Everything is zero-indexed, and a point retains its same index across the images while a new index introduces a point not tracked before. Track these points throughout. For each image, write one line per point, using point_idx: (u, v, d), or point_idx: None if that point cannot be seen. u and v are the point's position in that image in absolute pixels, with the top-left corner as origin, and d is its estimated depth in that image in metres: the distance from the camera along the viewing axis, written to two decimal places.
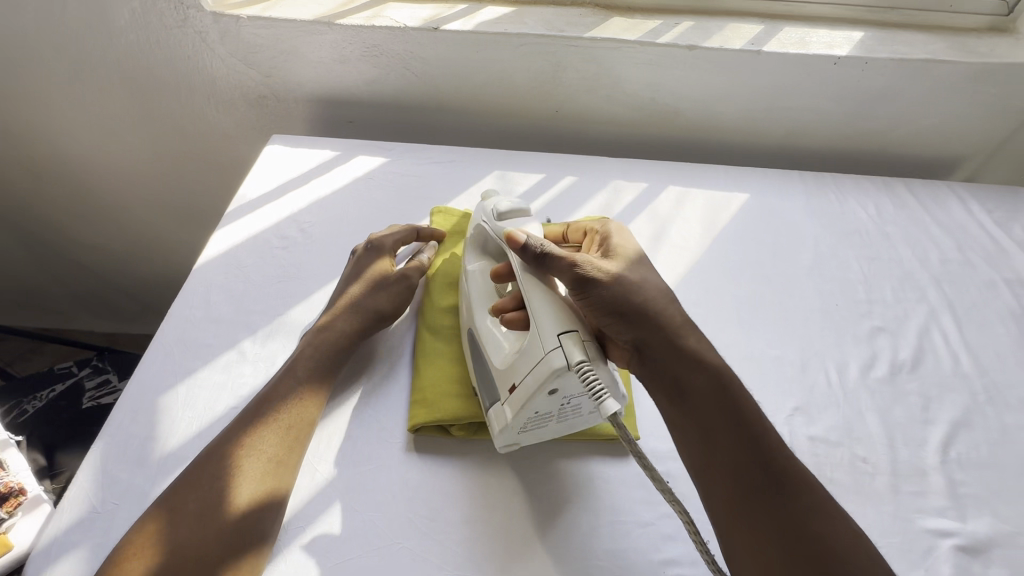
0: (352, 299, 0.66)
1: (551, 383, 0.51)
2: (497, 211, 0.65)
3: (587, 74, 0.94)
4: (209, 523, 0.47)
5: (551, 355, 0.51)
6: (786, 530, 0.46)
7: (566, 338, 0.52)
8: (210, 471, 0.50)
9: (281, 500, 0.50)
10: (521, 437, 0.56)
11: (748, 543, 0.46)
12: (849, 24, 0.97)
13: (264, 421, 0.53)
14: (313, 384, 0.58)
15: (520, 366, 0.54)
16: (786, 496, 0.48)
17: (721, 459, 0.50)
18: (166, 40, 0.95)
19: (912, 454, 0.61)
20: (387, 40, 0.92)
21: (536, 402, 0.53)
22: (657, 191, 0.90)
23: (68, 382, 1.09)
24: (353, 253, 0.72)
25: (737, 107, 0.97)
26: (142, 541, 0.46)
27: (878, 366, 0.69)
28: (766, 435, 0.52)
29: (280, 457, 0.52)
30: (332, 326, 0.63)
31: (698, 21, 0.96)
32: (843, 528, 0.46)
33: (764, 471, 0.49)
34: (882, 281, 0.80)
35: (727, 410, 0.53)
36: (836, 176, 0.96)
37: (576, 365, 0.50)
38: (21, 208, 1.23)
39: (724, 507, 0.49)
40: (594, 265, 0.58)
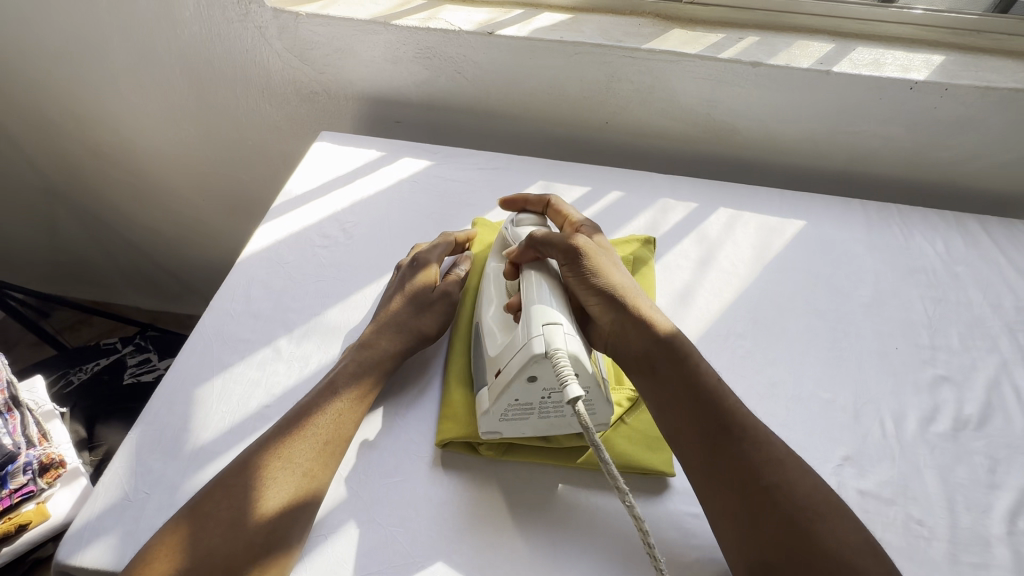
0: (395, 315, 0.65)
1: (529, 368, 0.53)
2: (517, 222, 0.69)
3: (642, 87, 0.91)
4: (240, 534, 0.47)
5: (532, 342, 0.53)
6: (753, 494, 0.48)
7: (549, 327, 0.54)
8: (244, 480, 0.49)
9: (311, 512, 0.50)
10: (502, 426, 0.56)
11: (722, 512, 0.49)
12: (929, 46, 0.91)
13: (302, 435, 0.53)
14: (353, 401, 0.57)
15: (507, 351, 0.56)
16: (749, 458, 0.49)
17: (687, 428, 0.53)
18: (228, 34, 0.98)
19: (974, 520, 0.56)
20: (441, 43, 0.92)
21: (516, 387, 0.54)
22: (707, 213, 0.86)
23: (112, 357, 1.13)
24: (397, 265, 0.72)
25: (798, 129, 0.93)
26: (170, 546, 0.45)
27: (940, 420, 0.64)
28: (723, 397, 0.54)
29: (314, 472, 0.52)
30: (376, 344, 0.62)
31: (763, 36, 0.92)
32: (805, 484, 0.48)
33: (725, 435, 0.51)
34: (947, 326, 0.74)
35: (685, 377, 0.55)
36: (902, 208, 0.90)
37: (553, 352, 0.52)
38: (82, 185, 1.29)
39: (698, 476, 0.51)
40: (588, 251, 0.61)
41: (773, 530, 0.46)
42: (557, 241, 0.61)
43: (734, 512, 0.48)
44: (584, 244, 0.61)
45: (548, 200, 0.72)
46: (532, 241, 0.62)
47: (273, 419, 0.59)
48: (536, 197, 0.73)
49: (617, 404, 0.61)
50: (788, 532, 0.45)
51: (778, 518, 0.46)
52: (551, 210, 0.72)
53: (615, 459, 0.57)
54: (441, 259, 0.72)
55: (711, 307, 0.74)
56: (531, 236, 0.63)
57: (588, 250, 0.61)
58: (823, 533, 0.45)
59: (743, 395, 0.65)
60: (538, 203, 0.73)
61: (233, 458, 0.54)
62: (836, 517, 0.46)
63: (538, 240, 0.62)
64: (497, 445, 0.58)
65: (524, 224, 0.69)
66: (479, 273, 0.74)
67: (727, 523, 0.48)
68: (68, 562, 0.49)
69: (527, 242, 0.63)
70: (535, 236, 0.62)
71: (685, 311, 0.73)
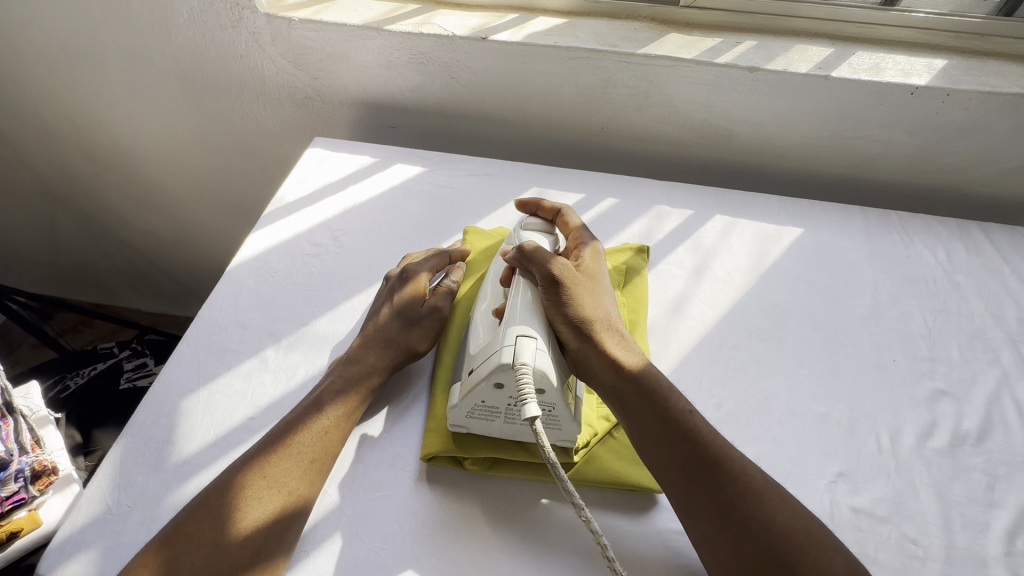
0: (384, 329, 0.64)
1: (495, 375, 0.53)
2: (524, 223, 0.67)
3: (638, 92, 0.90)
4: (223, 555, 0.46)
5: (503, 350, 0.53)
6: (731, 521, 0.48)
7: (522, 340, 0.53)
8: (227, 500, 0.49)
9: (294, 533, 0.50)
10: (466, 422, 0.56)
11: (702, 538, 0.48)
12: (931, 50, 0.89)
13: (287, 453, 0.52)
14: (340, 419, 0.56)
15: (481, 354, 0.56)
16: (727, 485, 0.49)
17: (660, 457, 0.52)
18: (221, 39, 0.97)
19: (971, 540, 0.55)
20: (434, 48, 0.91)
21: (481, 391, 0.54)
22: (703, 220, 0.85)
23: (108, 362, 1.14)
24: (388, 276, 0.71)
25: (797, 135, 0.91)
26: (149, 568, 0.45)
27: (938, 436, 0.63)
28: (699, 425, 0.53)
29: (299, 491, 0.51)
30: (363, 360, 0.61)
31: (761, 40, 0.90)
32: (783, 509, 0.48)
33: (701, 464, 0.51)
34: (947, 337, 0.73)
35: (659, 407, 0.54)
36: (903, 215, 0.88)
37: (519, 365, 0.51)
38: (80, 189, 1.29)
39: (676, 502, 0.51)
40: (568, 274, 0.59)
41: (751, 557, 0.46)
42: (541, 261, 0.60)
43: (713, 538, 0.48)
44: (564, 267, 0.60)
45: (560, 210, 0.71)
46: (522, 252, 0.61)
47: (257, 431, 0.59)
48: (548, 202, 0.72)
49: (603, 419, 0.60)
50: (771, 560, 0.45)
51: (756, 545, 0.46)
52: (560, 218, 0.70)
53: (601, 474, 0.57)
54: (433, 270, 0.71)
55: (705, 317, 0.73)
56: (522, 246, 0.61)
57: (567, 273, 0.59)
58: (800, 560, 0.45)
59: (735, 408, 0.64)
60: (549, 211, 0.71)
61: (214, 477, 0.53)
62: (813, 542, 0.46)
63: (526, 255, 0.61)
64: (482, 460, 0.58)
65: (528, 229, 0.67)
66: (471, 285, 0.73)
67: (709, 549, 0.48)
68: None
69: (517, 255, 0.61)
70: (525, 250, 0.61)
71: (678, 320, 0.72)
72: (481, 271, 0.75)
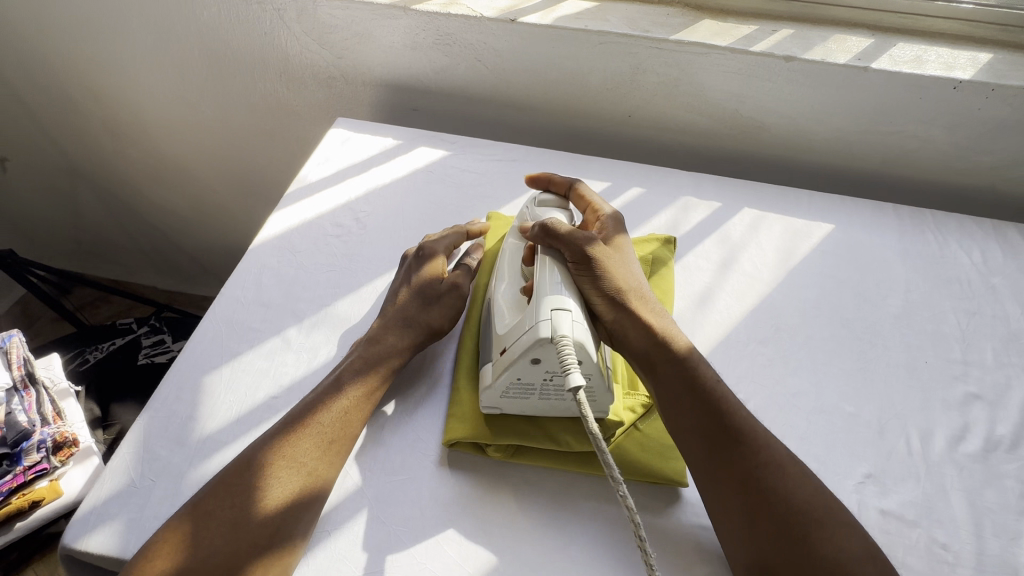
0: (401, 308, 0.63)
1: (533, 351, 0.52)
2: (536, 198, 0.67)
3: (667, 80, 0.88)
4: (241, 534, 0.46)
5: (539, 325, 0.52)
6: (752, 494, 0.47)
7: (557, 313, 0.52)
8: (247, 479, 0.48)
9: (314, 511, 0.50)
10: (501, 402, 0.57)
11: (719, 508, 0.48)
12: (976, 43, 0.86)
13: (306, 432, 0.52)
14: (359, 399, 0.56)
15: (515, 331, 0.55)
16: (752, 457, 0.49)
17: (686, 425, 0.52)
18: (246, 15, 0.96)
19: (1002, 548, 0.53)
20: (461, 29, 0.89)
21: (518, 367, 0.53)
22: (731, 213, 0.83)
23: (127, 338, 1.15)
24: (403, 254, 0.70)
25: (831, 128, 0.89)
26: (172, 544, 0.45)
27: (970, 440, 0.61)
28: (726, 396, 0.52)
29: (317, 472, 0.50)
30: (383, 341, 0.60)
31: (798, 29, 0.88)
32: (807, 486, 0.47)
33: (726, 433, 0.50)
34: (982, 340, 0.71)
35: (687, 377, 0.53)
36: (937, 214, 0.85)
37: (558, 339, 0.50)
38: (101, 163, 1.30)
39: (698, 471, 0.50)
40: (596, 248, 0.59)
41: (771, 530, 0.45)
42: (568, 236, 0.59)
43: (733, 507, 0.48)
44: (590, 239, 0.59)
45: (572, 184, 0.69)
46: (544, 230, 0.60)
47: (279, 410, 0.58)
48: (561, 178, 0.71)
49: (629, 410, 0.59)
50: (787, 535, 0.45)
51: (777, 517, 0.46)
52: (574, 193, 0.69)
53: (625, 467, 0.56)
54: (448, 249, 0.70)
55: (731, 311, 0.71)
56: (541, 223, 0.60)
57: (595, 246, 0.59)
58: (820, 539, 0.44)
59: (761, 405, 0.63)
60: (562, 184, 0.70)
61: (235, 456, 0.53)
62: (837, 523, 0.46)
63: (548, 232, 0.59)
64: (505, 447, 0.57)
65: (542, 206, 0.66)
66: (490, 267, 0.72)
67: (727, 517, 0.48)
68: (73, 546, 0.49)
69: (539, 232, 0.60)
70: (547, 227, 0.60)
71: (703, 315, 0.71)
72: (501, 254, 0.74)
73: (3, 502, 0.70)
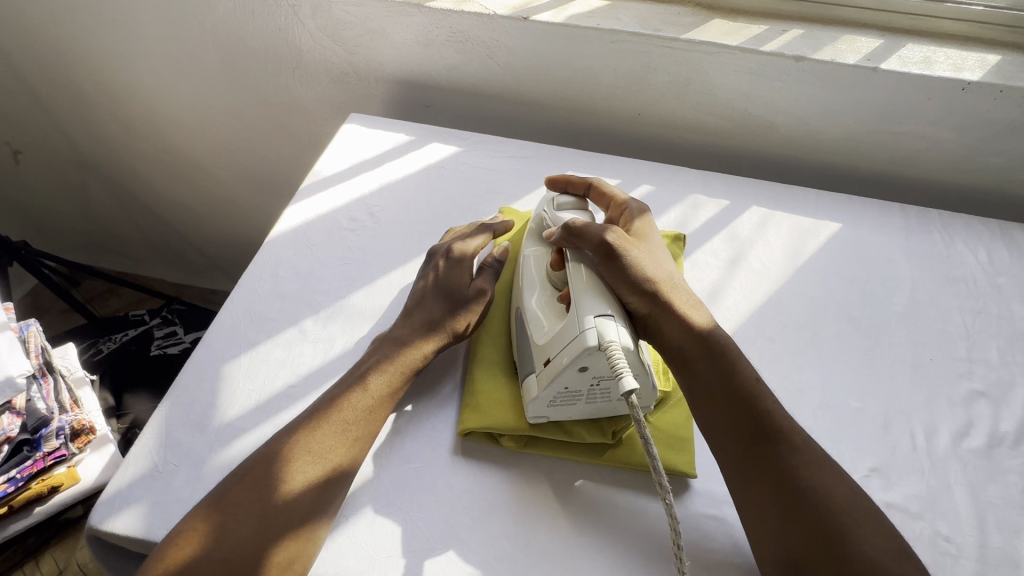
0: (429, 311, 0.63)
1: (582, 359, 0.53)
2: (556, 202, 0.68)
3: (678, 78, 0.89)
4: (267, 527, 0.47)
5: (585, 333, 0.53)
6: (787, 493, 0.48)
7: (600, 320, 0.53)
8: (273, 472, 0.50)
9: (332, 510, 0.50)
10: (549, 412, 0.57)
11: (751, 505, 0.50)
12: (985, 45, 0.86)
13: (330, 429, 0.53)
14: (383, 398, 0.56)
15: (558, 340, 0.55)
16: (788, 457, 0.50)
17: (722, 421, 0.53)
18: (261, 11, 0.98)
19: (1005, 541, 0.55)
20: (474, 27, 0.90)
21: (566, 377, 0.54)
22: (740, 211, 0.84)
23: (139, 329, 1.17)
24: (431, 252, 0.69)
25: (839, 128, 0.90)
26: (199, 535, 0.46)
27: (974, 436, 0.62)
28: (762, 396, 0.54)
29: (339, 469, 0.52)
30: (409, 343, 0.61)
31: (808, 29, 0.88)
32: (841, 487, 0.49)
33: (761, 430, 0.52)
34: (987, 339, 0.72)
35: (725, 374, 0.55)
36: (943, 213, 0.86)
37: (608, 344, 0.51)
38: (114, 156, 1.31)
39: (732, 468, 0.52)
40: (624, 242, 0.59)
41: (806, 529, 0.46)
42: (589, 231, 0.59)
43: (766, 504, 0.49)
44: (617, 235, 0.60)
45: (592, 181, 0.71)
46: (569, 230, 0.60)
47: (298, 399, 0.60)
48: (578, 178, 0.72)
49: None
50: (819, 532, 0.46)
51: (812, 516, 0.47)
52: (595, 191, 0.71)
53: (636, 458, 0.57)
54: (477, 249, 0.69)
55: (740, 307, 0.73)
56: (567, 224, 0.61)
57: (623, 241, 0.59)
58: (853, 539, 0.46)
59: None
60: (580, 184, 0.71)
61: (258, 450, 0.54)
62: (870, 522, 0.47)
63: (573, 231, 0.60)
64: (518, 437, 0.58)
65: (564, 208, 0.67)
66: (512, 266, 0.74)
67: (757, 514, 0.49)
68: (100, 527, 0.51)
69: (564, 233, 0.61)
70: (571, 227, 0.60)
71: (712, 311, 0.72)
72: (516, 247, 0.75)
73: (22, 487, 0.72)
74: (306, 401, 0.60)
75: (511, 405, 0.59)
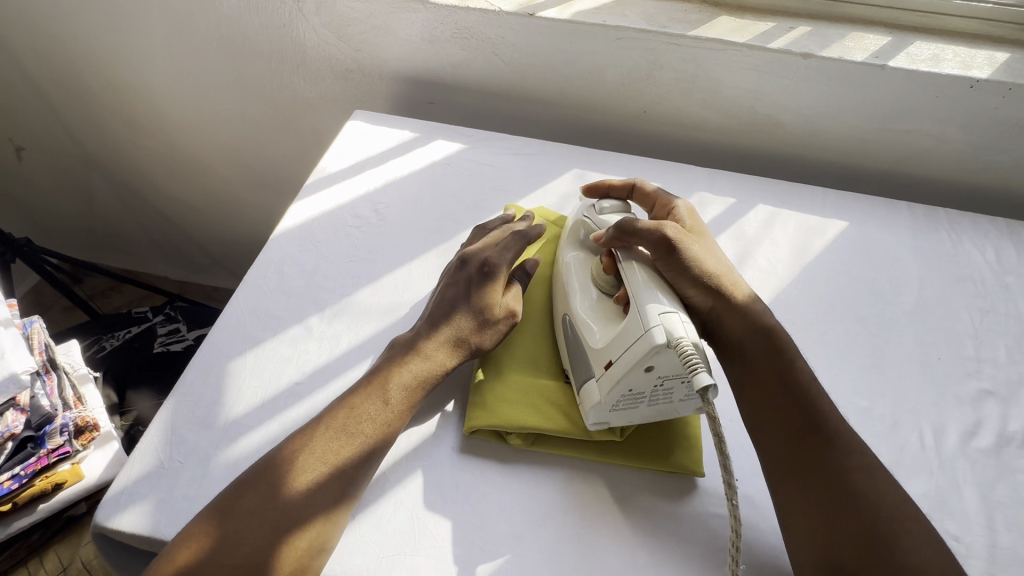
0: (457, 328, 0.60)
1: (648, 358, 0.51)
2: (600, 207, 0.68)
3: (684, 75, 0.89)
4: (277, 532, 0.46)
5: (651, 331, 0.51)
6: (833, 495, 0.48)
7: (666, 317, 0.52)
8: (282, 476, 0.49)
9: (340, 521, 0.49)
10: (610, 417, 0.56)
11: (794, 505, 0.49)
12: (992, 42, 0.86)
13: (345, 437, 0.52)
14: (400, 412, 0.55)
15: (621, 341, 0.53)
16: (842, 459, 0.50)
17: (776, 416, 0.53)
18: (266, 7, 0.97)
19: (1014, 541, 0.54)
20: (479, 23, 0.90)
21: (631, 378, 0.52)
22: (746, 209, 0.84)
23: (143, 326, 1.17)
24: (466, 258, 0.65)
25: (846, 126, 0.89)
26: (205, 539, 0.45)
27: (983, 435, 0.62)
28: (819, 397, 0.54)
29: (350, 476, 0.51)
30: (431, 358, 0.58)
31: (815, 26, 0.88)
32: (886, 490, 0.48)
33: (815, 428, 0.52)
34: (995, 338, 0.71)
35: (785, 372, 0.55)
36: (950, 212, 0.86)
37: (676, 342, 0.50)
38: (117, 153, 1.31)
39: (780, 467, 0.51)
40: (683, 238, 0.59)
41: (851, 531, 0.46)
42: (645, 229, 0.59)
43: (812, 503, 0.49)
44: (673, 231, 0.59)
45: (634, 185, 0.71)
46: (621, 230, 0.60)
47: (304, 396, 0.60)
48: (620, 182, 0.72)
49: None
50: (864, 534, 0.46)
51: (860, 519, 0.47)
52: (635, 192, 0.71)
53: (643, 457, 0.57)
54: (512, 261, 0.65)
55: None
56: (619, 224, 0.61)
57: (681, 237, 0.59)
58: (898, 542, 0.46)
59: None
60: (622, 187, 0.72)
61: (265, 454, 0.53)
62: (919, 532, 0.47)
63: (626, 229, 0.60)
64: (525, 435, 0.58)
65: (606, 213, 0.67)
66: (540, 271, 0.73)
67: (801, 513, 0.49)
68: (105, 524, 0.51)
69: (615, 233, 0.61)
70: (625, 225, 0.60)
71: None
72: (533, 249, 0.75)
73: (27, 484, 0.72)
74: (311, 400, 0.59)
75: (519, 402, 0.59)
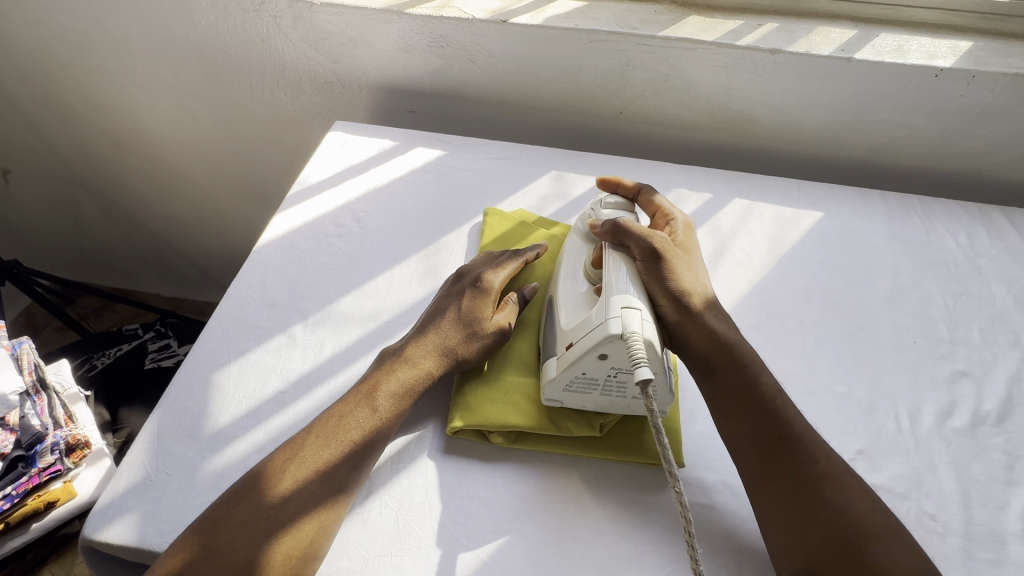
0: (445, 338, 0.61)
1: (602, 346, 0.53)
2: (604, 203, 0.69)
3: (656, 75, 0.90)
4: (266, 538, 0.47)
5: (609, 322, 0.53)
6: (808, 505, 0.49)
7: (627, 311, 0.53)
8: (269, 484, 0.49)
9: (331, 528, 0.50)
10: (562, 396, 0.58)
11: (770, 517, 0.51)
12: (956, 31, 0.88)
13: (336, 442, 0.53)
14: (388, 420, 0.56)
15: (581, 327, 0.56)
16: (809, 466, 0.51)
17: (744, 434, 0.54)
18: (244, 24, 0.99)
19: (989, 517, 0.55)
20: (454, 31, 0.91)
21: (584, 362, 0.54)
22: (722, 204, 0.85)
23: (133, 343, 1.17)
24: (462, 273, 0.68)
25: (818, 118, 0.91)
26: (188, 552, 0.45)
27: (958, 415, 0.63)
28: (783, 406, 0.55)
29: (339, 482, 0.51)
30: (417, 365, 0.59)
31: (783, 23, 0.90)
32: (861, 501, 0.49)
33: (785, 442, 0.53)
34: (968, 320, 0.73)
35: (750, 386, 0.56)
36: (923, 199, 0.87)
37: (629, 335, 0.51)
38: (103, 171, 1.32)
39: (754, 479, 0.53)
40: (668, 248, 0.61)
41: (825, 539, 0.48)
42: (637, 234, 0.61)
43: (784, 513, 0.50)
44: (662, 241, 0.61)
45: (642, 188, 0.72)
46: (615, 227, 0.62)
47: (288, 404, 0.61)
48: (630, 181, 0.73)
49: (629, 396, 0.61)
50: (839, 544, 0.47)
51: (828, 523, 0.48)
52: (641, 197, 0.72)
53: (623, 450, 0.58)
54: (506, 279, 0.68)
55: (723, 299, 0.73)
56: (614, 221, 0.62)
57: (667, 247, 0.61)
58: (872, 552, 0.46)
59: None
60: (631, 188, 0.73)
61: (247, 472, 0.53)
62: (888, 533, 0.48)
63: (620, 229, 0.61)
64: (506, 432, 0.59)
65: (607, 209, 0.69)
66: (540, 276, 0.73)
67: (776, 522, 0.50)
68: (94, 537, 0.51)
69: (610, 228, 0.62)
70: (619, 224, 0.62)
71: None
72: (518, 244, 0.77)
73: (18, 504, 0.72)
74: (296, 406, 0.60)
75: (504, 401, 0.60)
